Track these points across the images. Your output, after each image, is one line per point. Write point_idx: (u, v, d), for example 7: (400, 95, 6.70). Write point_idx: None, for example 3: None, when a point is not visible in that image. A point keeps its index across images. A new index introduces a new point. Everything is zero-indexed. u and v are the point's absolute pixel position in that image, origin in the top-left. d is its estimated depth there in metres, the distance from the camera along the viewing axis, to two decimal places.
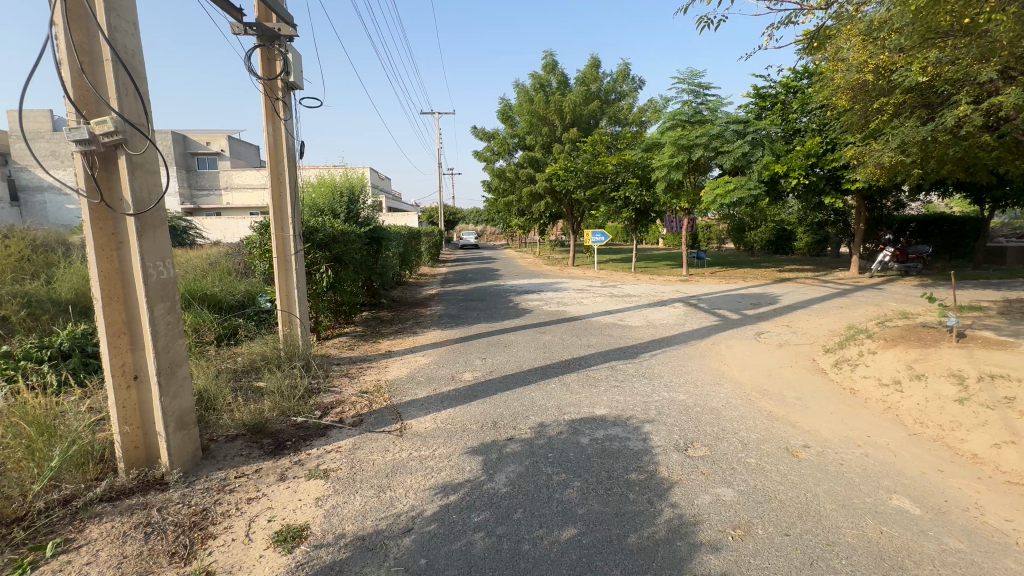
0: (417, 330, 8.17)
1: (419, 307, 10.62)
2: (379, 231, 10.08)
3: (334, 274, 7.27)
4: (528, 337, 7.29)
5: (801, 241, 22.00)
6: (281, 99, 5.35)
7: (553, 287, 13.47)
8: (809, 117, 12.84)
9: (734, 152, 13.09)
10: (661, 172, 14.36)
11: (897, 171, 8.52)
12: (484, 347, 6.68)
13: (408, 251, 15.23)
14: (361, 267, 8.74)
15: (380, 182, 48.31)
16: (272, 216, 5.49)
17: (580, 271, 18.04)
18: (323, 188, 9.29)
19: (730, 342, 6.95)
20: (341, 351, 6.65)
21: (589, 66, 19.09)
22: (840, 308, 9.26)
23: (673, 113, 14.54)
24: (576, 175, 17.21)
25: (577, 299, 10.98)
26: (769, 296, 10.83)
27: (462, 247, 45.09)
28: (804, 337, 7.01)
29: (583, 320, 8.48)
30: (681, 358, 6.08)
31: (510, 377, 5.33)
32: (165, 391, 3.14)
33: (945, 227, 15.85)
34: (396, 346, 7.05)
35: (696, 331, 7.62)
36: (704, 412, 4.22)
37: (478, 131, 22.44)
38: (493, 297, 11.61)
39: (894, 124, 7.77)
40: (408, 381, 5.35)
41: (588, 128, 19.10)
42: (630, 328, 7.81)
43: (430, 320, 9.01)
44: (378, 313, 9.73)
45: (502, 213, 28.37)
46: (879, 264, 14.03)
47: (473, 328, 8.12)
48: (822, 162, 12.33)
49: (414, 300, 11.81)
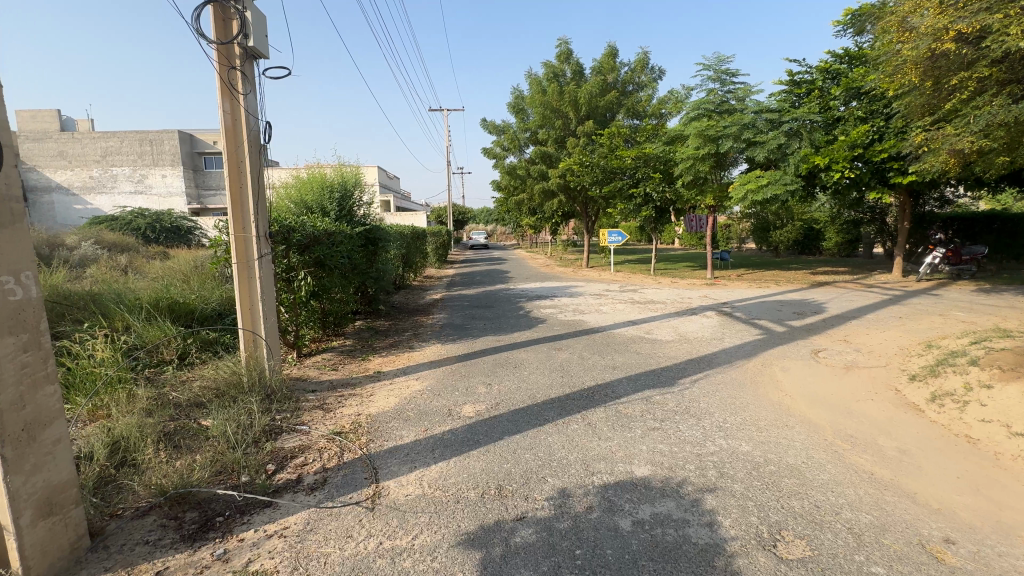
0: (415, 344, 7.16)
1: (420, 316, 9.60)
2: (375, 231, 9.09)
3: (317, 281, 6.29)
4: (542, 354, 6.24)
5: (831, 240, 20.73)
6: (239, 70, 4.36)
7: (568, 291, 12.40)
8: (854, 104, 11.56)
9: (767, 143, 11.95)
10: (685, 165, 13.31)
11: (972, 162, 7.31)
12: (490, 369, 5.64)
13: (412, 252, 14.25)
14: (352, 272, 7.74)
15: (389, 182, 47.63)
16: (230, 212, 4.48)
17: (596, 273, 16.92)
18: (311, 183, 8.30)
19: (783, 363, 5.80)
20: (323, 372, 5.65)
21: (606, 55, 17.91)
22: (903, 320, 8.03)
23: (698, 103, 13.42)
24: (592, 170, 16.10)
25: (596, 307, 9.87)
26: (812, 303, 9.64)
27: (472, 248, 44.23)
28: (874, 358, 5.84)
29: (604, 333, 7.40)
30: (730, 386, 4.98)
31: (520, 413, 4.29)
32: (18, 467, 2.15)
33: (998, 225, 14.57)
34: (388, 365, 6.04)
35: (739, 347, 6.50)
36: (782, 475, 3.13)
37: (488, 124, 21.42)
38: (502, 304, 10.57)
39: (975, 105, 6.57)
40: (394, 416, 4.33)
41: (604, 121, 17.96)
42: (660, 344, 6.71)
43: (431, 331, 7.97)
44: (373, 323, 8.75)
45: (512, 212, 27.33)
46: (928, 266, 12.75)
47: (479, 342, 7.08)
48: (869, 154, 11.02)
49: (416, 307, 10.79)
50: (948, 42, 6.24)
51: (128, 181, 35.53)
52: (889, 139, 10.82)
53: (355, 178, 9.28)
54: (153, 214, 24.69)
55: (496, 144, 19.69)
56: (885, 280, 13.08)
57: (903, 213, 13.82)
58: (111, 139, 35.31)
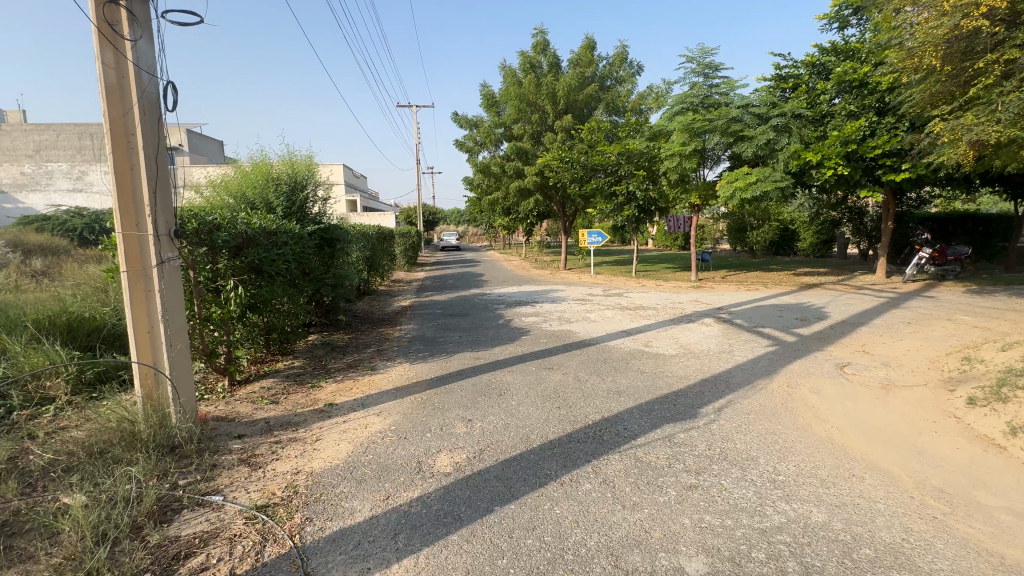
0: (378, 364, 6.03)
1: (385, 327, 8.43)
2: (332, 231, 7.91)
3: (254, 291, 5.11)
4: (530, 376, 5.26)
5: (805, 240, 20.75)
6: (123, 7, 3.18)
7: (549, 296, 11.49)
8: (843, 99, 11.13)
9: (756, 139, 11.42)
10: (670, 162, 12.67)
11: (988, 158, 6.84)
12: (470, 398, 4.60)
13: (378, 255, 12.99)
14: (302, 277, 6.57)
15: (355, 181, 45.71)
16: (116, 201, 3.28)
17: (575, 276, 16.07)
18: (253, 174, 7.06)
19: (810, 382, 5.00)
20: (258, 407, 4.49)
21: (584, 47, 17.16)
22: (913, 327, 7.45)
23: (681, 97, 12.79)
24: (571, 167, 15.36)
25: (583, 314, 8.94)
26: (810, 308, 9.07)
27: (444, 250, 42.80)
28: (908, 375, 5.12)
29: (598, 347, 6.47)
30: (762, 415, 4.13)
31: (514, 465, 3.28)
32: None
33: (972, 225, 14.80)
34: (343, 395, 4.92)
35: (753, 362, 5.70)
36: (889, 568, 2.24)
37: (459, 119, 20.35)
38: (478, 311, 9.52)
39: (1000, 91, 6.01)
40: (346, 473, 3.26)
41: (583, 117, 17.16)
42: (665, 360, 5.82)
43: (396, 347, 6.86)
44: (330, 336, 7.54)
45: (484, 212, 26.22)
46: (915, 267, 12.54)
47: (455, 360, 6.02)
48: (862, 150, 10.55)
49: (381, 316, 9.60)
50: (980, 19, 5.67)
51: (65, 178, 32.45)
52: (881, 135, 10.40)
53: (313, 168, 8.06)
54: (91, 214, 22.48)
55: (469, 139, 18.65)
56: (872, 282, 12.77)
57: (887, 213, 13.59)
58: (46, 132, 32.39)
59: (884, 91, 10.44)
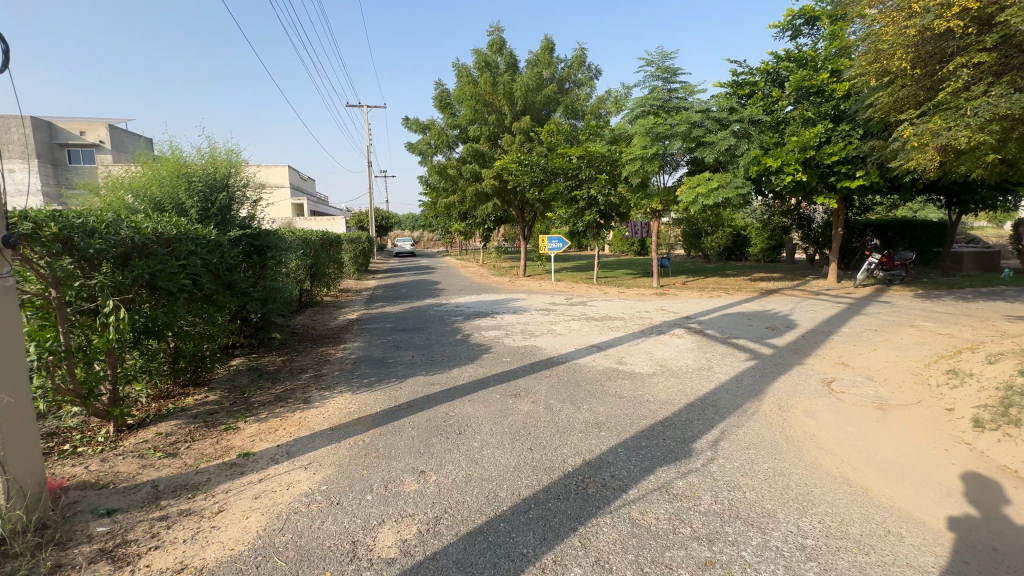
0: (312, 394, 5.06)
1: (327, 346, 7.42)
2: (263, 237, 6.83)
3: (150, 311, 4.08)
4: (494, 406, 4.53)
5: (756, 246, 21.27)
6: None
7: (509, 306, 10.81)
8: (800, 106, 11.19)
9: (717, 144, 11.31)
10: (631, 166, 12.38)
11: (951, 165, 6.80)
12: (422, 440, 3.78)
13: (322, 263, 11.86)
14: (219, 292, 5.52)
15: (301, 182, 43.29)
16: None
17: (535, 283, 15.51)
18: (163, 169, 5.95)
19: (801, 402, 4.56)
20: (146, 465, 3.49)
21: (542, 48, 16.75)
22: (883, 335, 7.30)
23: (641, 100, 12.54)
24: (530, 171, 14.84)
25: (547, 327, 8.27)
26: (777, 315, 8.88)
27: (398, 256, 41.30)
28: (898, 392, 4.79)
29: (568, 366, 5.83)
30: (762, 449, 3.59)
31: (479, 542, 2.53)
32: None
33: (909, 232, 15.60)
34: (264, 440, 3.97)
35: (737, 380, 5.23)
36: None
37: (411, 121, 19.42)
38: (434, 325, 8.64)
39: (968, 95, 5.91)
40: (250, 569, 2.39)
41: (541, 119, 16.66)
42: (643, 381, 5.23)
43: (336, 372, 5.89)
44: (258, 359, 6.46)
45: (440, 217, 25.29)
46: (866, 272, 12.84)
47: (405, 388, 5.15)
48: (819, 157, 10.59)
49: (323, 332, 8.54)
50: (953, 19, 5.53)
51: None
52: (837, 142, 10.48)
53: (242, 165, 6.96)
54: None
55: (422, 142, 17.73)
56: (827, 287, 12.96)
57: (837, 219, 13.90)
58: None
59: (839, 99, 10.53)
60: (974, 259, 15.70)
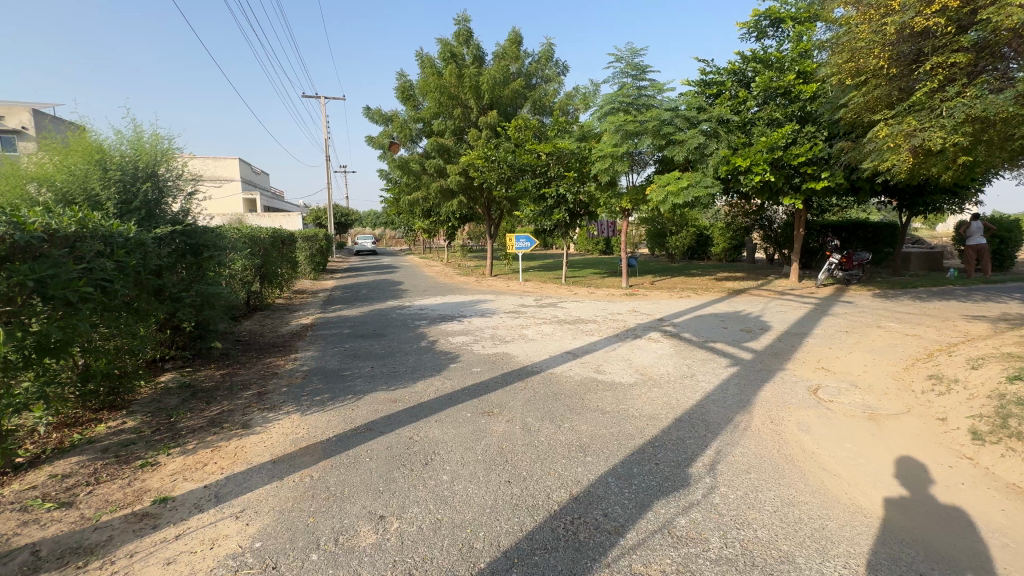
0: (253, 417, 4.39)
1: (275, 356, 6.66)
2: (197, 235, 6.01)
3: (43, 325, 3.33)
4: (465, 427, 4.02)
5: (719, 245, 21.61)
6: None
7: (477, 308, 10.28)
8: (767, 106, 11.22)
9: (686, 143, 11.20)
10: (602, 164, 12.13)
11: (920, 167, 6.82)
12: (382, 475, 3.23)
13: (273, 262, 10.95)
14: (141, 298, 4.74)
15: (253, 177, 41.02)
16: None
17: (503, 283, 15.05)
18: (73, 155, 5.09)
19: (792, 414, 4.30)
20: (28, 521, 2.78)
21: (509, 41, 16.26)
22: (855, 337, 7.26)
23: (610, 96, 12.26)
24: (498, 167, 14.37)
25: (518, 331, 7.81)
26: (749, 317, 8.78)
27: (358, 254, 39.82)
28: (886, 399, 4.61)
29: (544, 376, 5.39)
30: (764, 473, 3.26)
31: None
32: None
33: (861, 232, 16.20)
34: (188, 479, 3.30)
35: (722, 389, 4.94)
36: None
37: (371, 113, 18.50)
38: (396, 331, 8.01)
39: (942, 96, 5.87)
40: None
41: (508, 115, 16.18)
42: (625, 393, 4.84)
43: (283, 388, 5.20)
44: (191, 374, 5.67)
45: (403, 214, 24.38)
46: (826, 272, 13.11)
47: (362, 407, 4.55)
48: (786, 158, 10.62)
49: (272, 340, 7.76)
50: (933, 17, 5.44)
51: None
52: (804, 143, 10.56)
53: (176, 151, 6.12)
54: None
55: (384, 135, 16.92)
56: (790, 287, 13.16)
57: (799, 220, 14.14)
58: None
59: (805, 101, 10.59)
60: (920, 260, 16.44)
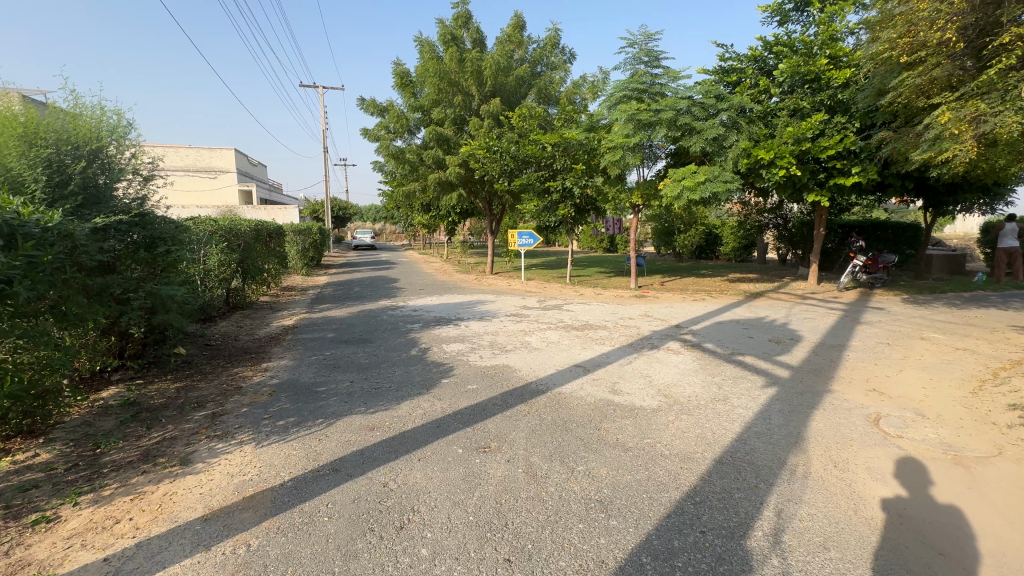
0: (197, 449, 3.61)
1: (245, 365, 5.88)
2: (155, 226, 5.22)
3: None
4: (453, 468, 3.23)
5: (728, 245, 20.73)
6: None
7: (475, 310, 9.48)
8: (794, 94, 10.42)
9: (704, 133, 10.37)
10: (612, 156, 11.29)
11: (983, 163, 6.01)
12: (341, 548, 2.43)
13: (255, 257, 10.15)
14: (68, 300, 3.95)
15: (250, 170, 40.22)
16: None
17: (504, 282, 14.24)
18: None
19: (858, 455, 3.50)
20: None
21: (513, 26, 15.39)
22: (899, 350, 6.46)
23: (621, 84, 11.42)
24: (500, 158, 13.55)
25: (520, 338, 7.01)
26: (774, 324, 7.98)
27: (357, 250, 39.02)
28: (968, 436, 3.81)
29: (550, 397, 4.59)
30: (849, 551, 2.46)
31: None
32: None
33: (882, 233, 15.38)
34: (87, 546, 2.51)
35: (764, 418, 4.13)
36: None
37: (367, 103, 17.65)
38: (384, 336, 7.22)
39: (1019, 76, 5.07)
40: None
41: (511, 104, 15.35)
42: (649, 422, 4.04)
43: (243, 408, 4.41)
44: (141, 390, 4.88)
45: (402, 208, 23.55)
46: (850, 275, 12.28)
47: (333, 437, 3.77)
48: (813, 151, 9.80)
49: (247, 344, 6.98)
50: None
51: None
52: (833, 135, 9.75)
53: (128, 129, 5.33)
54: None
55: (379, 126, 16.05)
56: (811, 290, 12.33)
57: (819, 219, 13.30)
58: None
59: (836, 89, 9.82)
60: (942, 262, 15.63)
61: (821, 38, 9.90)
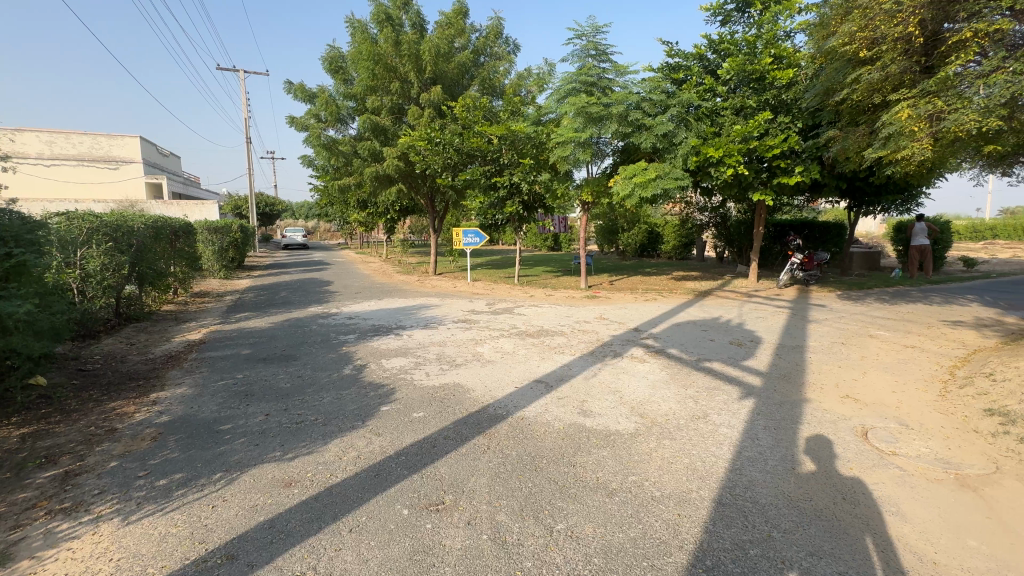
0: (27, 534, 2.57)
1: (128, 395, 4.70)
2: None
3: None
4: (394, 539, 2.45)
5: (669, 243, 21.07)
6: None
7: (418, 316, 8.59)
8: (739, 93, 10.42)
9: (655, 129, 10.11)
10: (561, 150, 10.78)
11: (931, 162, 6.03)
12: None
13: (155, 260, 8.62)
14: None
15: (160, 160, 36.15)
16: None
17: (448, 284, 13.40)
18: None
19: (862, 482, 3.11)
20: None
21: (454, 11, 14.52)
22: (856, 350, 6.38)
23: (570, 76, 10.93)
24: (443, 151, 12.65)
25: (471, 349, 6.26)
26: (730, 325, 7.79)
27: (287, 249, 36.25)
28: (959, 450, 3.56)
29: (512, 425, 3.90)
30: None
31: None
32: None
33: (812, 231, 16.09)
34: None
35: (752, 439, 3.68)
36: None
37: (294, 88, 16.07)
38: (312, 351, 6.20)
39: (974, 73, 5.04)
40: None
41: (453, 94, 14.51)
42: (629, 451, 3.47)
43: (112, 463, 3.34)
44: None
45: (337, 204, 21.93)
46: (789, 272, 12.63)
47: (233, 499, 2.85)
48: (759, 149, 9.81)
49: (136, 366, 5.70)
50: None
51: None
52: (777, 135, 9.82)
53: None
54: None
55: (308, 114, 14.63)
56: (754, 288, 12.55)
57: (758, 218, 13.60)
58: None
59: (779, 89, 9.91)
60: (863, 259, 16.63)
61: (764, 37, 9.94)
